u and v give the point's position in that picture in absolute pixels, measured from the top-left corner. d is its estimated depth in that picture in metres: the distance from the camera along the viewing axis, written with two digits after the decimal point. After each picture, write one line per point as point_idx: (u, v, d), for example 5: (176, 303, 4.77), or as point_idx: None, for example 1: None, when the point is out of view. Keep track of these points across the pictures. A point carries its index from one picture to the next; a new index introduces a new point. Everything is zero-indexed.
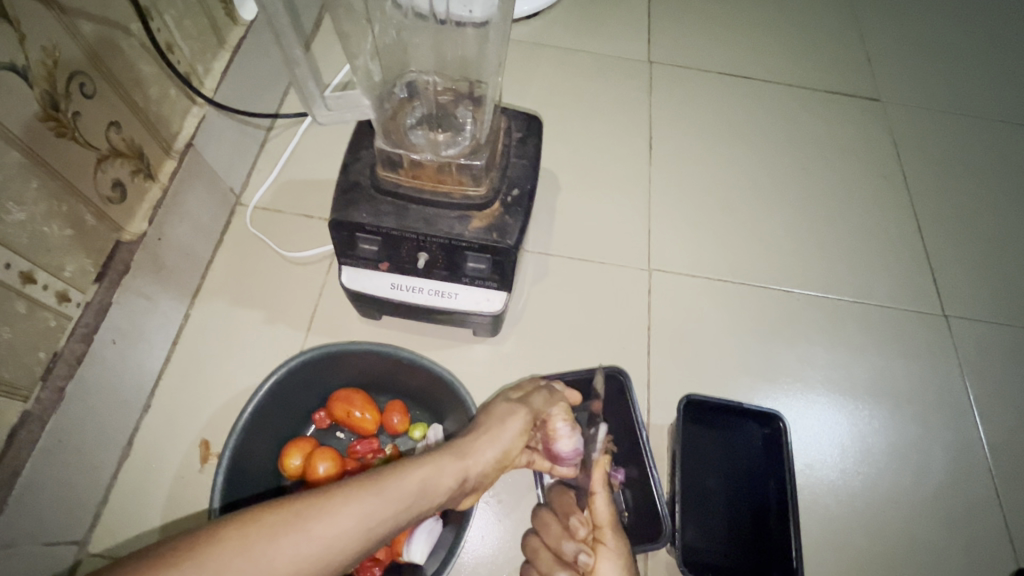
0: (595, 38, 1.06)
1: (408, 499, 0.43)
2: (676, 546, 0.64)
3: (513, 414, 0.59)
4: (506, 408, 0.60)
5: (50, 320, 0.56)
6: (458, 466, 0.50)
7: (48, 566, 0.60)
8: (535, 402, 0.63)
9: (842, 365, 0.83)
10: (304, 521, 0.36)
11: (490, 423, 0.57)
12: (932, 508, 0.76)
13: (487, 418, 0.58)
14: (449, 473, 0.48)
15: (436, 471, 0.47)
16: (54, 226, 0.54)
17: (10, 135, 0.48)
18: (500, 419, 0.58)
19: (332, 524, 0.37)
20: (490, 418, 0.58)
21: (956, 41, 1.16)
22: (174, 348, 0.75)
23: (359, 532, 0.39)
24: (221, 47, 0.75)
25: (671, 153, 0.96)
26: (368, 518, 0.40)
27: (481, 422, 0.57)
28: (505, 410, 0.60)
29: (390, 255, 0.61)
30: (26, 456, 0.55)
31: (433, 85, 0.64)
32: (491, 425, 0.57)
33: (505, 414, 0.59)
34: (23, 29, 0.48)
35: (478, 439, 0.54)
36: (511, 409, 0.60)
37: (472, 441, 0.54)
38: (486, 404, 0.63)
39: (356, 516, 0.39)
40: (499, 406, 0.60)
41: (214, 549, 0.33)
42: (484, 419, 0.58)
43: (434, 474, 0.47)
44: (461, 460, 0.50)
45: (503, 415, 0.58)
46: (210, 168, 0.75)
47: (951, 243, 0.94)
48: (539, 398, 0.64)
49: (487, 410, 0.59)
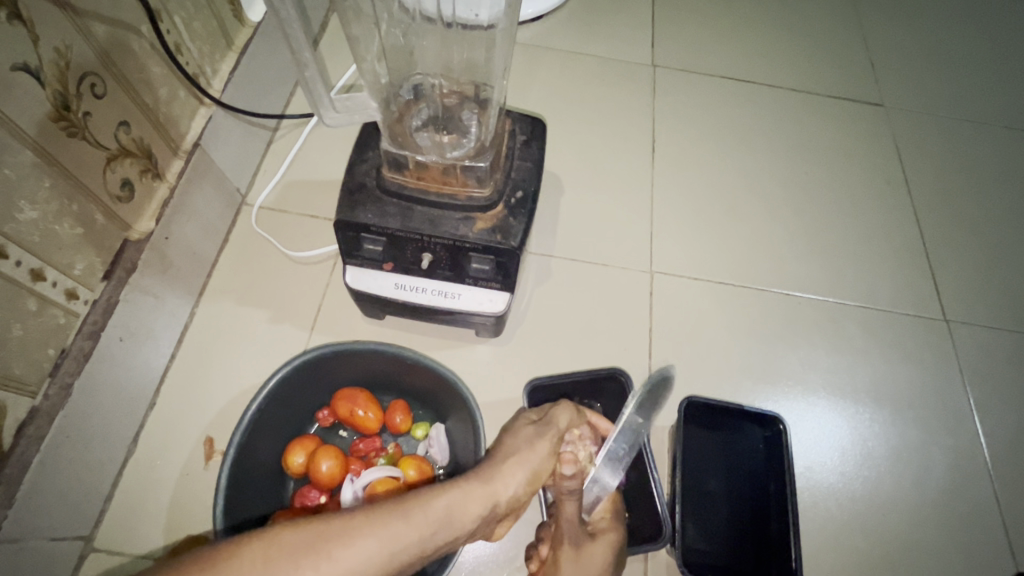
0: (599, 41, 1.06)
1: (435, 524, 0.41)
2: (676, 546, 0.64)
3: (539, 437, 0.58)
4: (527, 430, 0.59)
5: (59, 317, 0.57)
6: (486, 491, 0.48)
7: (54, 561, 0.61)
8: (557, 417, 0.62)
9: (844, 368, 0.84)
10: (327, 543, 0.35)
11: (516, 447, 0.56)
12: (932, 512, 0.76)
13: (514, 443, 0.56)
14: (478, 499, 0.47)
15: (464, 493, 0.46)
16: (65, 225, 0.55)
17: (23, 134, 0.49)
18: (525, 442, 0.57)
19: (354, 547, 0.36)
20: (514, 442, 0.56)
21: (959, 46, 1.16)
22: (179, 346, 0.76)
23: (383, 555, 0.37)
24: (229, 49, 0.75)
25: (675, 156, 0.97)
26: (393, 543, 0.38)
27: (509, 447, 0.56)
28: (533, 433, 0.59)
29: (395, 256, 0.62)
30: (34, 451, 0.56)
31: (439, 88, 0.65)
32: (518, 450, 0.55)
33: (530, 437, 0.58)
34: (36, 31, 0.48)
35: (507, 463, 0.53)
36: (535, 431, 0.59)
37: (499, 466, 0.52)
38: (506, 427, 0.62)
39: (379, 540, 0.37)
40: (522, 429, 0.59)
41: (232, 569, 0.32)
42: (509, 443, 0.56)
43: (462, 498, 0.46)
44: (489, 485, 0.49)
45: (529, 439, 0.57)
46: (217, 168, 0.76)
47: (952, 248, 0.94)
48: (561, 412, 0.63)
49: (511, 433, 0.58)
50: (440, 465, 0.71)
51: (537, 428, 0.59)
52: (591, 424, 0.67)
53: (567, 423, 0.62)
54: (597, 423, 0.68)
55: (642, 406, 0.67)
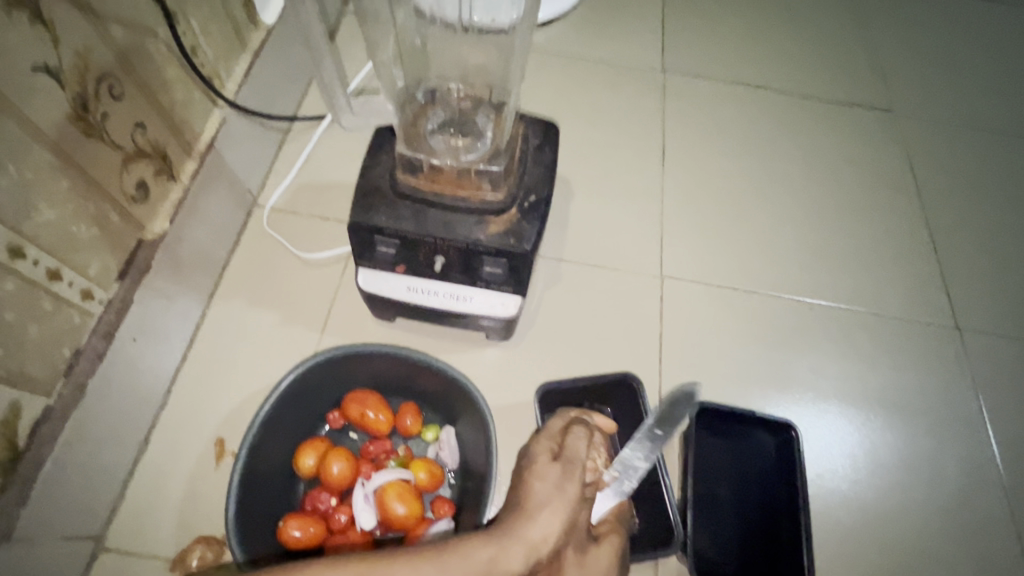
0: (610, 45, 1.07)
1: None
2: (687, 552, 0.64)
3: (567, 477, 0.54)
4: (553, 470, 0.55)
5: (74, 317, 0.57)
6: (523, 543, 0.46)
7: (64, 561, 0.61)
8: (573, 445, 0.58)
9: (854, 375, 0.83)
10: None
11: (546, 492, 0.52)
12: (944, 522, 0.76)
13: (543, 483, 0.53)
14: (517, 552, 0.45)
15: (503, 546, 0.45)
16: (81, 226, 0.55)
17: (41, 134, 0.49)
18: (554, 486, 0.53)
19: None
20: (542, 485, 0.53)
21: (971, 54, 1.16)
22: (190, 347, 0.76)
23: None
24: (243, 51, 0.76)
25: (684, 161, 0.97)
26: None
27: (541, 489, 0.53)
28: (560, 471, 0.55)
29: (408, 258, 0.62)
30: (47, 451, 0.56)
31: (455, 93, 0.65)
32: (548, 495, 0.52)
33: (559, 478, 0.54)
34: (57, 33, 0.49)
35: (541, 512, 0.50)
36: (561, 471, 0.55)
37: (533, 516, 0.49)
38: (525, 457, 0.59)
39: None
40: (546, 469, 0.55)
41: None
42: (537, 488, 0.53)
43: (502, 552, 0.44)
44: (525, 538, 0.47)
45: (557, 482, 0.54)
46: (230, 169, 0.77)
47: (964, 256, 0.94)
48: (576, 439, 0.59)
49: (536, 475, 0.55)
50: (450, 468, 0.71)
51: (563, 464, 0.56)
52: (598, 426, 0.65)
53: (583, 449, 0.59)
54: (601, 424, 0.66)
55: (661, 420, 0.69)
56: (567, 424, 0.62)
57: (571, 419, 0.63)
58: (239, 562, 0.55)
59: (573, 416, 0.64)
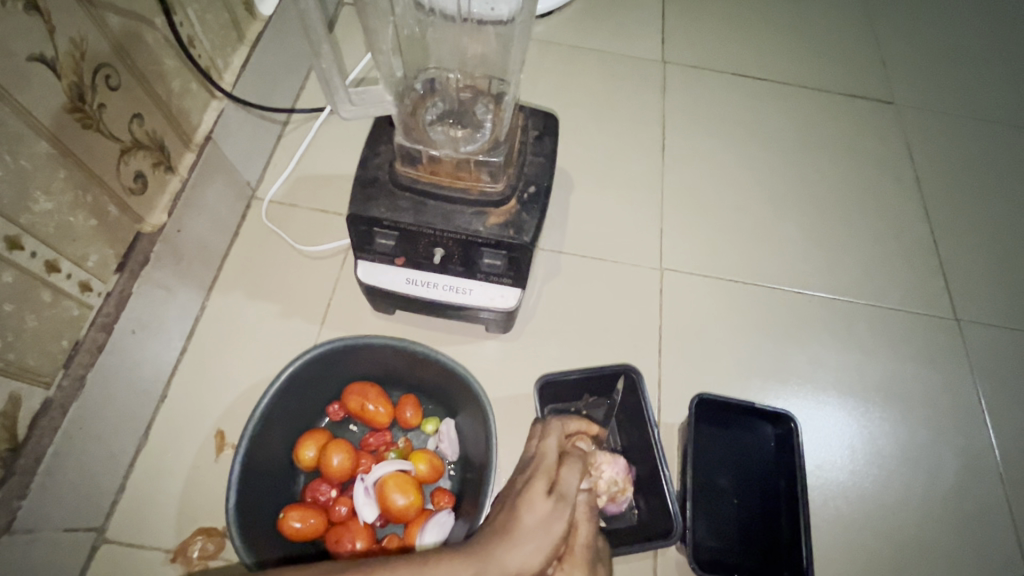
0: (609, 36, 1.06)
1: None
2: (687, 542, 0.64)
3: (557, 512, 0.47)
4: (545, 501, 0.48)
5: (73, 309, 0.57)
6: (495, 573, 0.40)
7: (66, 552, 0.62)
8: (567, 478, 0.51)
9: (853, 365, 0.83)
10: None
11: (533, 525, 0.45)
12: (942, 511, 0.76)
13: (530, 511, 0.46)
14: None
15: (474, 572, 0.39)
16: (78, 217, 0.55)
17: (37, 124, 0.49)
18: (543, 519, 0.46)
19: None
20: (530, 516, 0.46)
21: (972, 46, 1.15)
22: (189, 340, 0.76)
23: None
24: (241, 42, 0.75)
25: (684, 153, 0.96)
26: None
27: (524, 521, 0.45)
28: (552, 504, 0.48)
29: (407, 250, 0.62)
30: (48, 442, 0.56)
31: (454, 82, 0.65)
32: (536, 528, 0.45)
33: (548, 511, 0.47)
34: (52, 21, 0.48)
35: (520, 544, 0.43)
36: (554, 503, 0.48)
37: (513, 544, 0.43)
38: (513, 491, 0.51)
39: None
40: (537, 499, 0.48)
41: None
42: (524, 517, 0.46)
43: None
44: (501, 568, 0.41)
45: (547, 516, 0.46)
46: (229, 160, 0.76)
47: (964, 247, 0.94)
48: (571, 472, 0.52)
49: (526, 504, 0.47)
50: (450, 460, 0.71)
51: (556, 496, 0.49)
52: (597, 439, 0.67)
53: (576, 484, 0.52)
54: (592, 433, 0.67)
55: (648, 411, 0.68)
56: (562, 457, 0.54)
57: (566, 451, 0.56)
58: (238, 551, 0.55)
59: (570, 450, 0.57)
